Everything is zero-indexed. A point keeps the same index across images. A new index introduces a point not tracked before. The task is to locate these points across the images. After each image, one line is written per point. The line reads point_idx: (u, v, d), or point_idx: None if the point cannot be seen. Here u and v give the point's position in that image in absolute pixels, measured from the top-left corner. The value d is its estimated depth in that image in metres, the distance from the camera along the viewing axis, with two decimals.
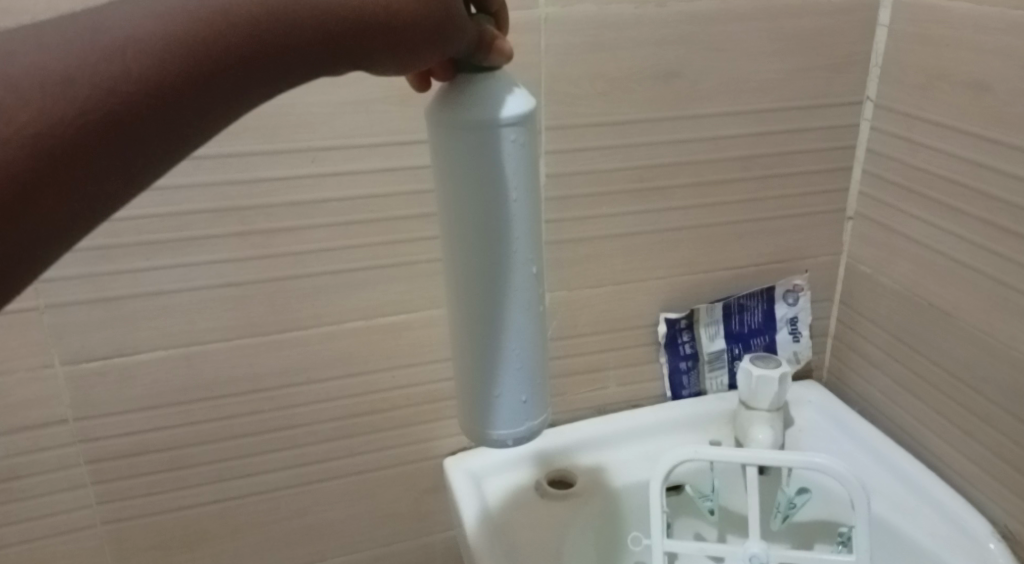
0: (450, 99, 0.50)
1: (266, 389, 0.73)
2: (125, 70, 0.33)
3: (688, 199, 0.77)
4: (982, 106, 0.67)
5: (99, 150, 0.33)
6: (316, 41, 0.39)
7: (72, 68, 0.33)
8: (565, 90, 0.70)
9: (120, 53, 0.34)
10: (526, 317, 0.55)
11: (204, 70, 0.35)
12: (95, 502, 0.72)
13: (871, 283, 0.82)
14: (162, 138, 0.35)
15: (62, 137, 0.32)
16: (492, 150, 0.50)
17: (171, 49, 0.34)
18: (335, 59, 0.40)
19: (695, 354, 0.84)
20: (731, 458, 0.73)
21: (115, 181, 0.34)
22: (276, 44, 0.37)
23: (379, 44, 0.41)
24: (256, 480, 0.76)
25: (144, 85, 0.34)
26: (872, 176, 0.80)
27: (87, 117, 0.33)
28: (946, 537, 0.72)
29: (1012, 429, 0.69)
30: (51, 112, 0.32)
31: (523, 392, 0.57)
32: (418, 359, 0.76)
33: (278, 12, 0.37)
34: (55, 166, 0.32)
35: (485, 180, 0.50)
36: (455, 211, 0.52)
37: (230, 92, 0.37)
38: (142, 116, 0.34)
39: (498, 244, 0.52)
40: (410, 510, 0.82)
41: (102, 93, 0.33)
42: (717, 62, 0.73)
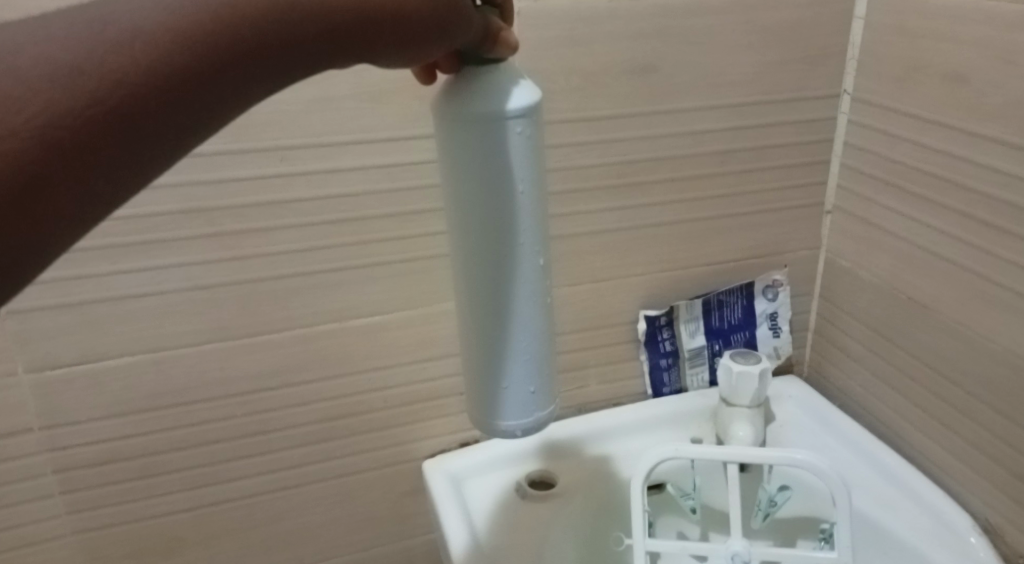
0: (456, 93, 0.50)
1: (239, 393, 0.71)
2: (135, 61, 0.33)
3: (666, 195, 0.77)
4: (957, 98, 0.67)
5: (110, 145, 0.33)
6: (326, 35, 0.39)
7: (80, 59, 0.32)
8: (540, 85, 0.69)
9: (129, 45, 0.33)
10: (532, 308, 0.56)
11: (216, 62, 0.35)
12: (65, 513, 0.71)
13: (850, 276, 0.81)
14: (170, 133, 0.35)
15: (73, 130, 0.32)
16: (497, 143, 0.50)
17: (177, 39, 0.34)
18: (340, 52, 0.40)
19: (675, 351, 0.83)
20: (712, 455, 0.72)
21: (122, 177, 0.34)
22: (289, 36, 0.38)
23: (390, 40, 0.42)
24: (230, 486, 0.74)
25: (156, 77, 0.33)
26: (850, 169, 0.79)
27: (94, 110, 0.32)
28: (928, 530, 0.71)
29: (991, 422, 0.69)
30: (60, 105, 0.31)
31: (530, 384, 0.57)
32: (393, 361, 0.75)
33: (291, 5, 0.38)
34: (64, 161, 0.32)
35: (492, 173, 0.51)
36: (461, 203, 0.52)
37: (241, 85, 0.37)
38: (151, 110, 0.34)
39: (505, 236, 0.52)
40: (390, 513, 0.80)
41: (112, 87, 0.32)
42: (693, 55, 0.72)
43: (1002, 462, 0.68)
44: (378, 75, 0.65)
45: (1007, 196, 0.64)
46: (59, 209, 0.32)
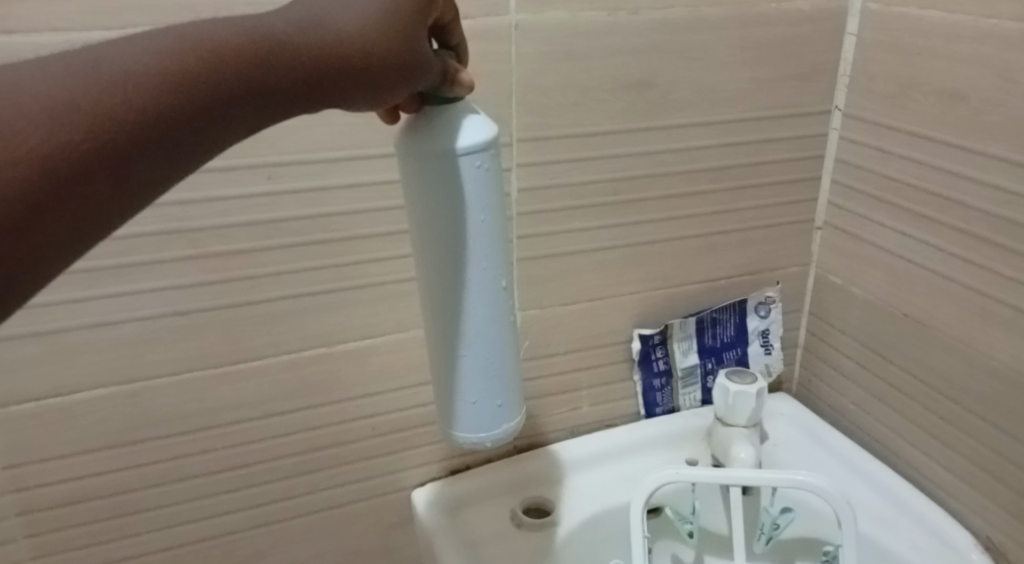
0: (416, 128, 0.51)
1: (220, 425, 0.67)
2: (127, 101, 0.35)
3: (661, 212, 0.75)
4: (955, 115, 0.67)
5: (101, 174, 0.34)
6: (305, 82, 0.41)
7: (77, 98, 0.34)
8: (537, 101, 0.67)
9: (121, 85, 0.35)
10: (497, 335, 0.56)
11: (203, 103, 0.37)
12: (30, 557, 0.66)
13: (842, 293, 0.81)
14: (160, 170, 0.36)
15: (68, 160, 0.33)
16: (456, 172, 0.51)
17: (165, 83, 0.36)
18: (315, 98, 0.42)
19: (669, 370, 0.81)
20: (715, 478, 0.71)
21: (112, 206, 0.35)
22: (272, 82, 0.40)
23: (360, 83, 0.43)
24: (210, 523, 0.70)
25: (146, 116, 0.36)
26: (842, 186, 0.79)
27: (90, 142, 0.34)
28: (929, 549, 0.71)
29: (991, 439, 0.69)
30: (58, 136, 0.33)
31: (498, 400, 0.57)
32: (383, 386, 0.72)
33: (273, 54, 0.40)
34: (59, 188, 0.33)
35: (450, 204, 0.51)
36: (421, 235, 0.53)
37: (224, 125, 0.38)
38: (142, 145, 0.35)
39: (467, 260, 0.53)
40: (377, 546, 0.77)
41: (105, 122, 0.34)
42: (689, 71, 0.71)
43: (1004, 479, 0.68)
44: None
45: (1008, 214, 0.64)
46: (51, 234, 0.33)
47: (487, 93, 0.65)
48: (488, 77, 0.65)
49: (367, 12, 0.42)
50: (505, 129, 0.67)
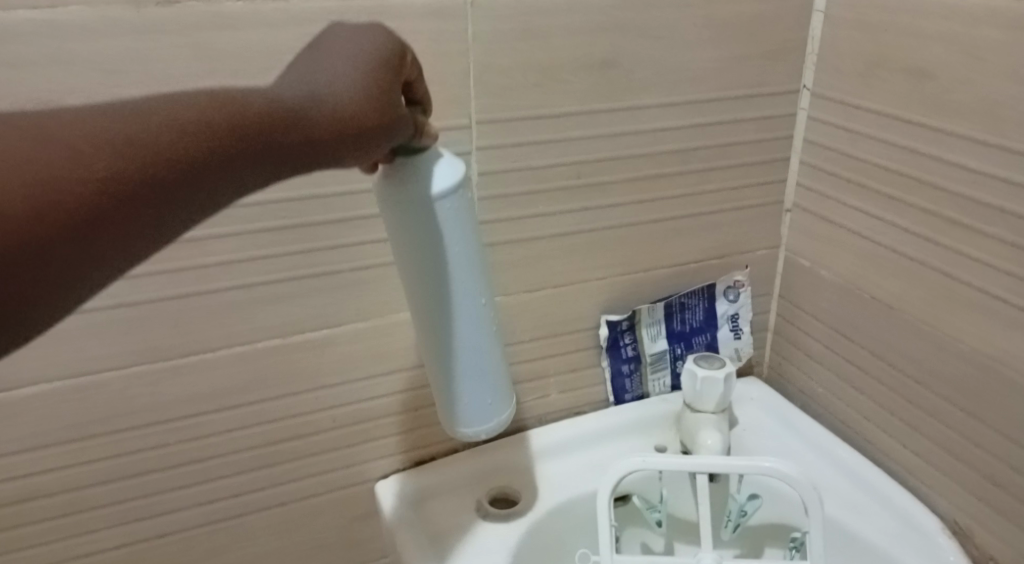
0: (389, 179, 0.53)
1: (172, 419, 0.65)
2: (175, 142, 0.38)
3: (627, 195, 0.73)
4: (923, 94, 0.66)
5: (143, 204, 0.38)
6: (311, 139, 0.44)
7: (131, 135, 0.38)
8: (496, 82, 0.65)
9: (170, 129, 0.39)
10: (484, 352, 0.59)
11: (233, 151, 0.41)
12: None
13: (811, 276, 0.80)
14: (187, 202, 0.40)
15: (120, 185, 0.37)
16: (430, 216, 0.53)
17: (207, 131, 0.40)
18: (315, 157, 0.44)
19: (637, 356, 0.80)
20: (682, 465, 0.70)
21: (121, 243, 0.38)
22: (292, 139, 0.43)
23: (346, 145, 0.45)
24: (167, 520, 0.68)
25: (188, 157, 0.39)
26: (811, 167, 0.78)
27: (140, 174, 0.37)
28: (898, 534, 0.71)
29: (959, 422, 0.68)
30: (113, 165, 0.37)
31: (491, 408, 0.60)
32: (343, 377, 0.70)
33: (291, 115, 0.43)
34: (107, 210, 0.37)
35: (428, 246, 0.54)
36: (405, 270, 0.56)
37: (247, 172, 0.42)
38: (180, 182, 0.39)
39: (448, 293, 0.55)
40: (341, 539, 0.75)
41: (154, 158, 0.38)
42: (653, 50, 0.69)
43: (972, 463, 0.68)
44: None
45: (976, 195, 0.63)
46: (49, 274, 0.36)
47: (444, 74, 0.63)
48: (444, 57, 0.62)
49: (346, 86, 0.44)
50: (464, 111, 0.65)
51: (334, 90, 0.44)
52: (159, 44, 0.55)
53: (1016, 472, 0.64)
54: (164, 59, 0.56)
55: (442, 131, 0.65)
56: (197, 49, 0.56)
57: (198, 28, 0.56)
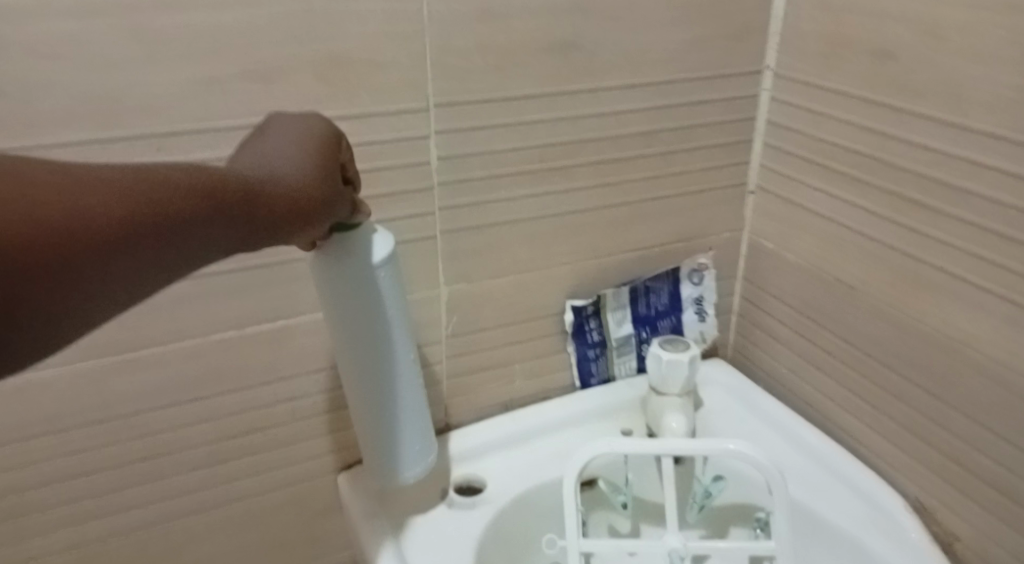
0: (327, 253, 0.59)
1: (123, 416, 0.63)
2: (173, 199, 0.41)
3: (591, 179, 0.72)
4: (885, 75, 0.65)
5: (138, 249, 0.39)
6: (280, 213, 0.47)
7: (137, 186, 0.40)
8: (455, 64, 0.63)
9: (171, 187, 0.41)
10: (413, 397, 0.66)
11: (219, 215, 0.43)
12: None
13: (775, 258, 0.79)
14: (172, 255, 0.41)
15: (123, 228, 0.39)
16: (364, 285, 0.60)
17: (201, 194, 0.42)
18: (279, 229, 0.47)
19: (603, 341, 0.79)
20: (647, 449, 0.69)
21: (107, 282, 0.39)
22: (266, 210, 0.46)
23: (296, 219, 0.48)
24: (120, 519, 0.66)
25: (184, 214, 0.41)
26: (774, 149, 0.77)
27: (142, 221, 0.39)
28: (860, 513, 0.71)
29: (920, 403, 0.68)
30: (119, 208, 0.39)
31: (418, 446, 0.68)
32: (303, 370, 0.68)
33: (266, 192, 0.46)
34: (109, 249, 0.38)
35: (364, 311, 0.61)
36: (349, 338, 0.62)
37: (227, 237, 0.44)
38: (169, 235, 0.41)
39: (380, 349, 0.63)
40: (304, 533, 0.74)
41: (154, 209, 0.40)
42: (615, 31, 0.68)
43: (935, 443, 0.68)
44: (274, 53, 0.57)
45: (938, 175, 0.63)
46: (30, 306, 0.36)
47: (402, 57, 0.61)
48: (400, 39, 0.61)
49: (290, 170, 0.48)
50: (423, 95, 0.63)
51: (293, 168, 0.48)
52: (101, 27, 0.53)
53: (977, 451, 0.65)
54: (106, 42, 0.53)
55: (400, 115, 0.63)
56: (140, 31, 0.54)
57: (140, 9, 0.53)
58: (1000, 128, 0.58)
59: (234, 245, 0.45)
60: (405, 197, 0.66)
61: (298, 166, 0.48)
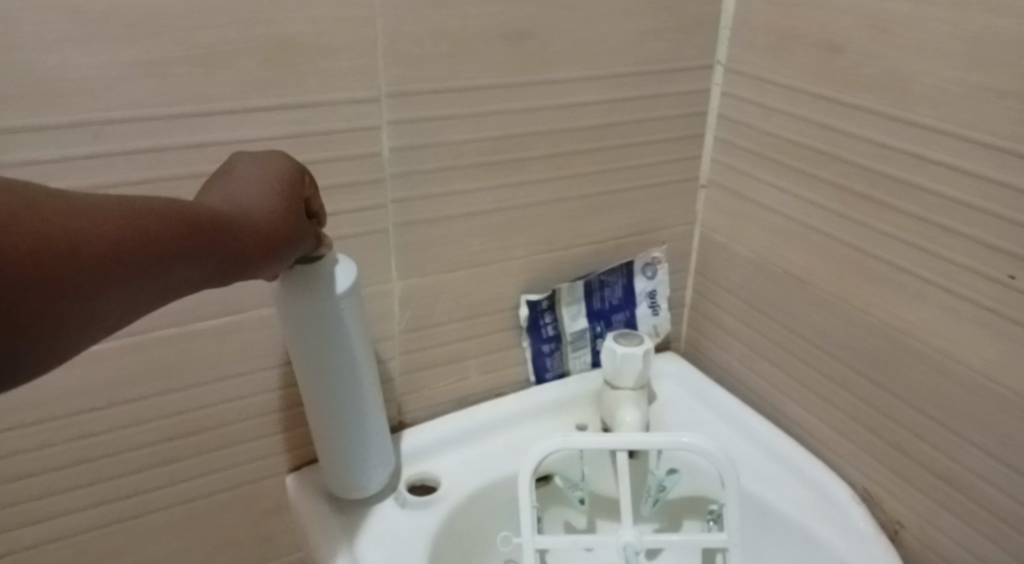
0: (292, 283, 0.59)
1: (58, 417, 0.60)
2: (171, 227, 0.42)
3: (545, 172, 0.72)
4: (833, 68, 0.66)
5: (138, 273, 0.40)
6: (263, 246, 0.48)
7: (140, 214, 0.41)
8: (406, 51, 0.62)
9: (167, 215, 0.42)
10: (378, 417, 0.66)
11: (211, 245, 0.44)
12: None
13: (726, 252, 0.80)
14: (168, 281, 0.42)
15: (126, 253, 0.40)
16: (332, 312, 0.60)
17: (193, 224, 0.43)
18: (257, 261, 0.47)
19: (558, 335, 0.79)
20: (602, 443, 0.69)
21: (111, 307, 0.40)
22: (250, 242, 0.47)
23: (266, 252, 0.48)
24: (55, 525, 0.63)
25: (179, 241, 0.42)
26: (725, 143, 0.78)
27: (142, 247, 0.40)
28: (810, 503, 0.72)
29: (868, 393, 0.69)
30: (124, 234, 0.40)
31: (383, 464, 0.68)
32: (250, 366, 0.66)
33: (249, 225, 0.47)
34: (112, 270, 0.39)
35: (332, 337, 0.61)
36: (316, 363, 0.62)
37: (217, 268, 0.45)
38: (169, 260, 0.42)
39: (349, 372, 0.63)
40: (251, 535, 0.72)
41: (154, 236, 0.41)
42: (568, 21, 0.67)
43: (880, 433, 0.69)
44: (217, 35, 0.55)
45: (884, 169, 0.64)
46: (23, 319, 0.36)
47: (352, 42, 0.60)
48: (351, 23, 0.59)
49: (258, 207, 0.48)
50: (374, 82, 0.62)
51: (257, 206, 0.48)
52: (27, 5, 0.50)
53: (921, 440, 0.66)
54: (35, 20, 0.51)
55: (351, 103, 0.61)
56: (74, 10, 0.51)
57: None
58: (944, 123, 0.59)
59: (204, 285, 0.45)
60: (356, 188, 0.64)
61: (263, 202, 0.49)
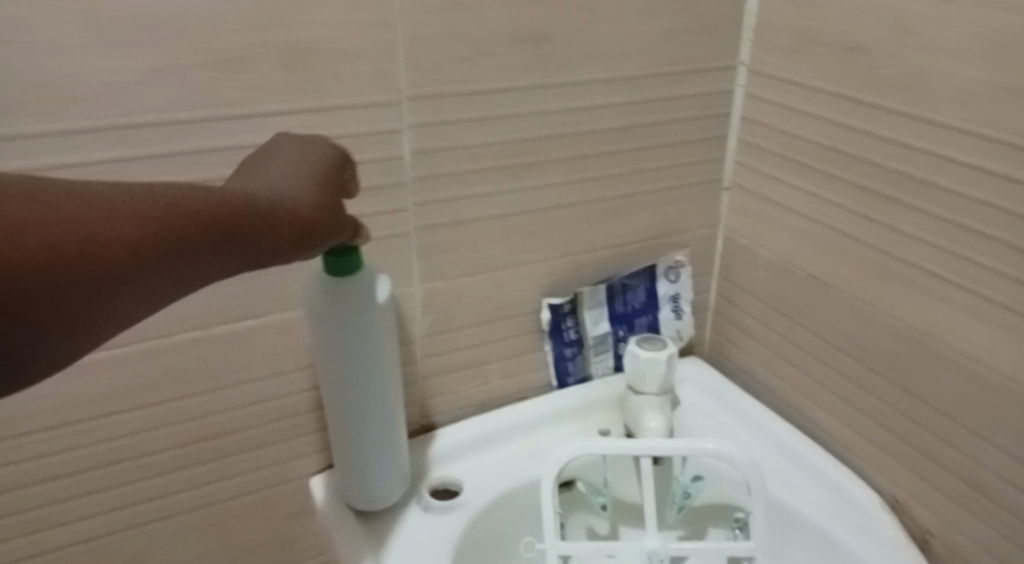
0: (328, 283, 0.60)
1: (82, 421, 0.60)
2: (197, 219, 0.42)
3: (565, 175, 0.71)
4: (856, 68, 0.65)
5: (163, 269, 0.40)
6: (296, 237, 0.47)
7: (166, 206, 0.41)
8: (424, 55, 0.62)
9: (194, 207, 0.42)
10: (397, 425, 0.67)
11: (240, 235, 0.44)
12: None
13: (749, 255, 0.79)
14: (193, 273, 0.42)
15: (149, 248, 0.40)
16: (362, 311, 0.61)
17: (221, 215, 0.43)
18: (291, 250, 0.47)
19: (580, 339, 0.78)
20: (625, 449, 0.68)
21: (136, 303, 0.40)
22: (283, 233, 0.46)
23: (302, 243, 0.48)
24: (78, 528, 0.63)
25: (205, 234, 0.42)
26: (747, 144, 0.77)
27: (166, 241, 0.40)
28: (836, 510, 0.71)
29: (894, 397, 0.68)
30: (148, 229, 0.40)
31: (398, 473, 0.68)
32: (270, 370, 0.66)
33: (282, 213, 0.46)
34: (135, 267, 0.39)
35: (361, 337, 0.62)
36: (343, 363, 0.62)
37: (247, 257, 0.45)
38: (192, 253, 0.42)
39: (374, 374, 0.64)
40: (271, 539, 0.72)
41: (179, 230, 0.41)
42: (587, 23, 0.67)
43: (907, 438, 0.68)
44: (236, 40, 0.56)
45: (909, 170, 0.63)
46: (51, 320, 0.37)
47: (369, 46, 0.60)
48: (370, 28, 0.59)
49: (298, 194, 0.48)
50: (393, 86, 0.62)
51: (296, 194, 0.48)
52: (45, 11, 0.51)
53: (948, 445, 0.65)
54: (55, 26, 0.51)
55: (370, 107, 0.61)
56: (93, 17, 0.52)
57: None
58: (969, 122, 0.58)
59: (234, 273, 0.45)
60: (376, 192, 0.64)
61: (303, 190, 0.48)
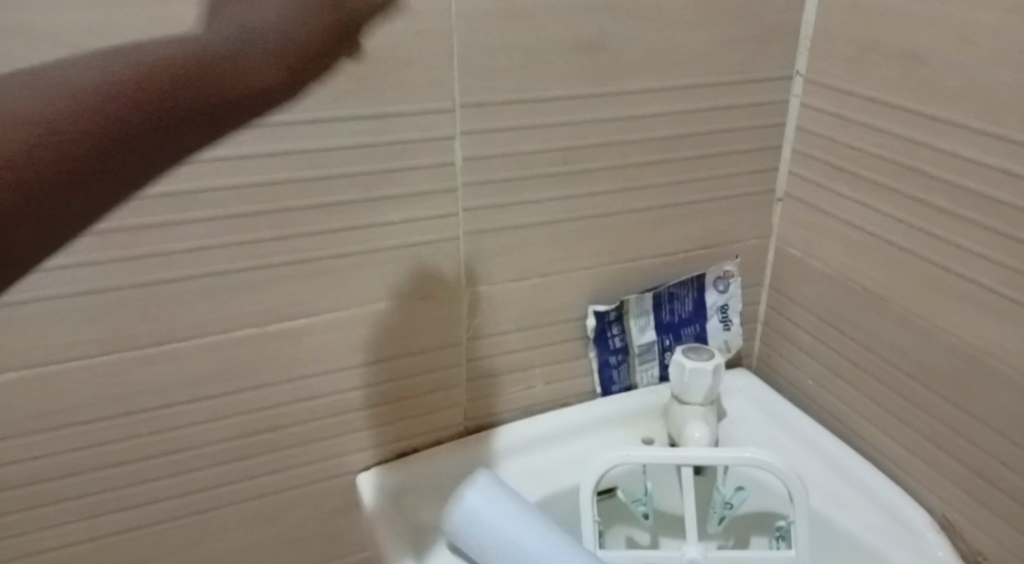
0: None
1: (142, 410, 0.63)
2: (154, 79, 0.35)
3: (616, 182, 0.72)
4: (917, 80, 0.64)
5: (120, 148, 0.34)
6: (283, 77, 0.39)
7: (110, 75, 0.34)
8: (479, 63, 0.63)
9: (141, 68, 0.35)
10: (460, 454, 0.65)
11: (209, 91, 0.37)
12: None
13: (802, 266, 0.78)
14: (175, 141, 0.36)
15: (104, 126, 0.34)
16: None
17: (175, 68, 0.36)
18: (283, 92, 0.40)
19: (625, 347, 0.78)
20: (666, 458, 0.68)
21: (110, 195, 0.34)
22: (265, 75, 0.38)
23: (293, 76, 0.40)
24: (137, 513, 0.66)
25: (171, 98, 0.36)
26: (802, 155, 0.76)
27: (121, 115, 0.34)
28: (884, 528, 0.70)
29: (948, 416, 0.67)
30: (90, 105, 0.33)
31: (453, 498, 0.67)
32: (321, 369, 0.67)
33: (250, 46, 0.38)
34: (89, 154, 0.33)
35: None
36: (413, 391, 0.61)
37: (225, 108, 0.38)
38: (160, 126, 0.35)
39: None
40: (319, 533, 0.73)
41: (132, 98, 0.35)
42: (642, 31, 0.67)
43: (962, 458, 0.66)
44: None
45: (970, 185, 0.61)
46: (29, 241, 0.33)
47: (426, 53, 0.61)
48: (426, 35, 0.60)
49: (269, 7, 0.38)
50: (447, 93, 0.63)
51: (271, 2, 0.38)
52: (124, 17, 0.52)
53: (1005, 467, 0.63)
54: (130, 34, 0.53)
55: (424, 113, 0.63)
56: None
57: None
58: None
59: (221, 133, 0.38)
60: (427, 196, 0.65)
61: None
